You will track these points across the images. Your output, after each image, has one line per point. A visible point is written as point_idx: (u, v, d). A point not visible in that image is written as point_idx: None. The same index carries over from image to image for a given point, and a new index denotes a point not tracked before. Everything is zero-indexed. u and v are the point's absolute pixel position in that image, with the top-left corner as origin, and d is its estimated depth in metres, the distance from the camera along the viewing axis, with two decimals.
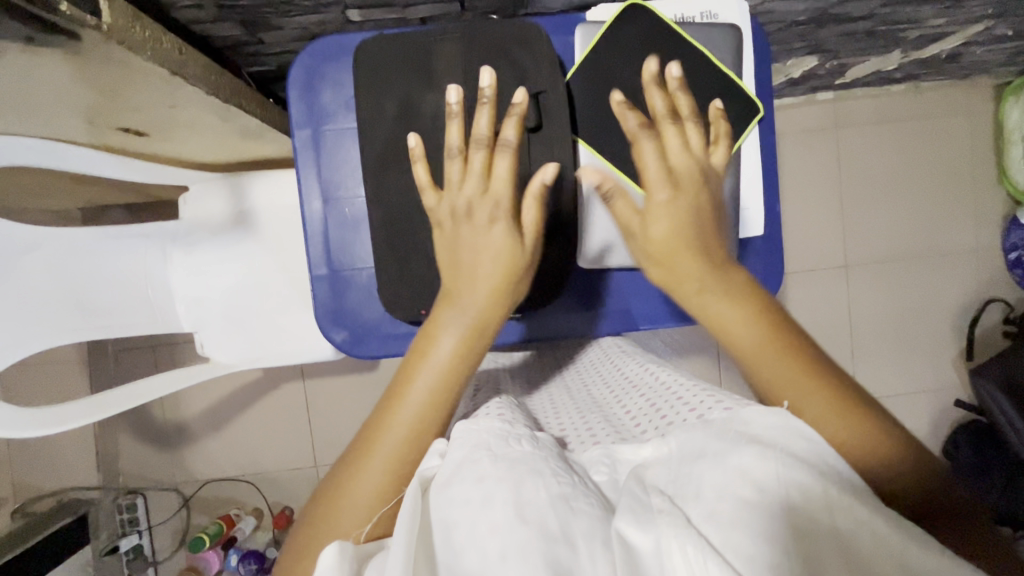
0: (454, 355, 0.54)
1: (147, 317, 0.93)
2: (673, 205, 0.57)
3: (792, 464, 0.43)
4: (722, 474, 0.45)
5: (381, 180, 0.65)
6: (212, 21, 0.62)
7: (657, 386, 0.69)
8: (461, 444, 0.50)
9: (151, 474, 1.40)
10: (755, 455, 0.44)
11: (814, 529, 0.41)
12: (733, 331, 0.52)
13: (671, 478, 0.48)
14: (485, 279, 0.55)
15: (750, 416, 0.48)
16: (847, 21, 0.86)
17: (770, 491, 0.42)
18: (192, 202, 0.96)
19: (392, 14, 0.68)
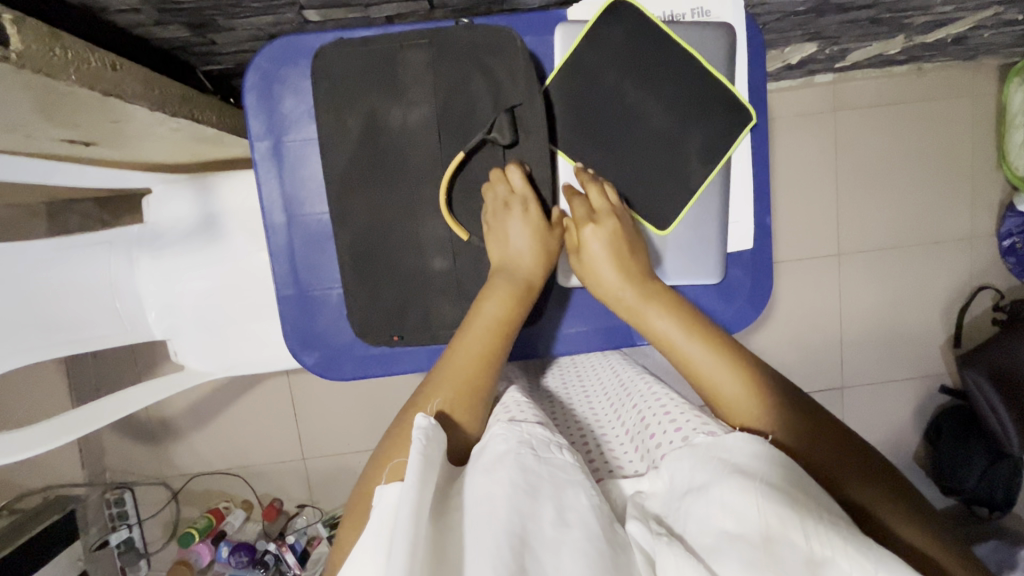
0: (504, 308, 0.59)
1: (118, 327, 0.90)
2: (600, 231, 0.61)
3: (772, 497, 0.42)
4: (706, 507, 0.44)
5: (350, 200, 0.62)
6: (154, 24, 0.57)
7: (648, 395, 0.64)
8: (505, 438, 0.49)
9: (138, 469, 1.39)
10: (734, 487, 0.43)
11: (793, 549, 0.39)
12: (673, 342, 0.57)
13: (667, 511, 0.48)
14: (524, 249, 0.61)
15: (733, 443, 0.47)
16: (850, 9, 0.80)
17: (750, 523, 0.41)
18: (157, 205, 0.93)
19: (354, 14, 0.62)
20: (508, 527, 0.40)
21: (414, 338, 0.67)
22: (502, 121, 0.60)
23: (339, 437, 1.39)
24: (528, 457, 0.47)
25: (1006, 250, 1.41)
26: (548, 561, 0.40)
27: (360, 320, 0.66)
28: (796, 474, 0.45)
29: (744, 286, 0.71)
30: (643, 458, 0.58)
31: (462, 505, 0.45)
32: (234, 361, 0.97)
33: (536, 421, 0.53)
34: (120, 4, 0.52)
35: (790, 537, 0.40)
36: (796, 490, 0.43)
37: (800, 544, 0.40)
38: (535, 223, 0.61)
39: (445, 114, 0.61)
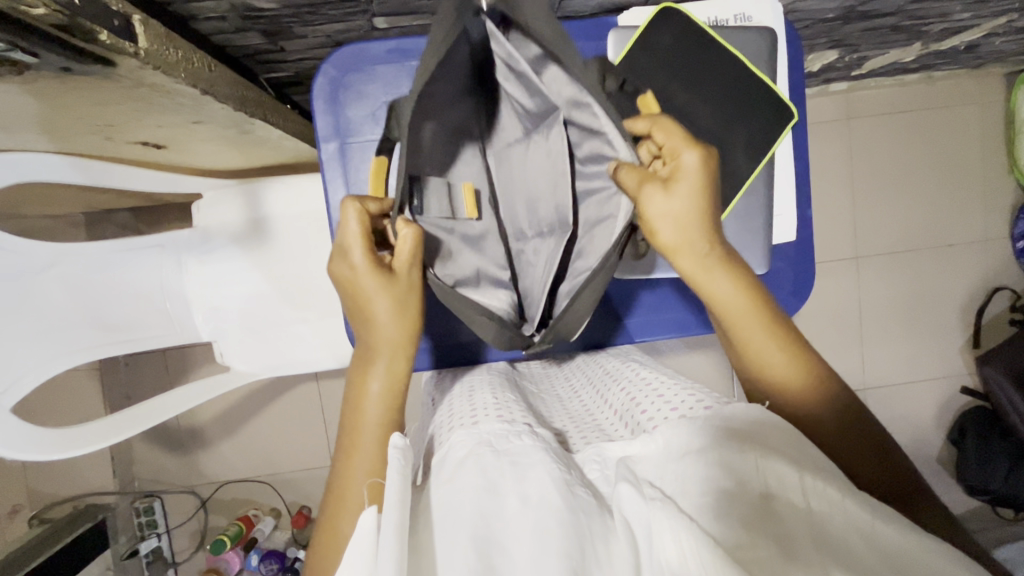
0: (385, 381, 0.57)
1: (166, 327, 0.93)
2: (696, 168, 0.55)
3: (770, 457, 0.45)
4: (701, 469, 0.46)
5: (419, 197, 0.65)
6: (236, 30, 0.60)
7: (636, 380, 0.68)
8: (463, 445, 0.52)
9: (166, 477, 1.39)
10: (735, 451, 0.46)
11: (788, 504, 0.42)
12: (722, 304, 0.57)
13: (659, 473, 0.49)
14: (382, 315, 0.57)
15: (732, 413, 0.51)
16: (873, 17, 0.84)
17: (750, 483, 0.44)
18: (206, 209, 0.95)
19: (418, 21, 0.66)
20: (472, 528, 0.43)
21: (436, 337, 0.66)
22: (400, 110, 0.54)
23: None
24: (488, 454, 0.51)
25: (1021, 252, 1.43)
26: (510, 543, 0.43)
27: None
28: (798, 438, 0.48)
29: (788, 278, 0.74)
30: (631, 428, 0.62)
31: (436, 511, 0.48)
32: (278, 363, 0.98)
33: (495, 420, 0.56)
34: (210, 11, 0.55)
35: (790, 496, 0.43)
36: (803, 456, 0.46)
37: (799, 503, 0.42)
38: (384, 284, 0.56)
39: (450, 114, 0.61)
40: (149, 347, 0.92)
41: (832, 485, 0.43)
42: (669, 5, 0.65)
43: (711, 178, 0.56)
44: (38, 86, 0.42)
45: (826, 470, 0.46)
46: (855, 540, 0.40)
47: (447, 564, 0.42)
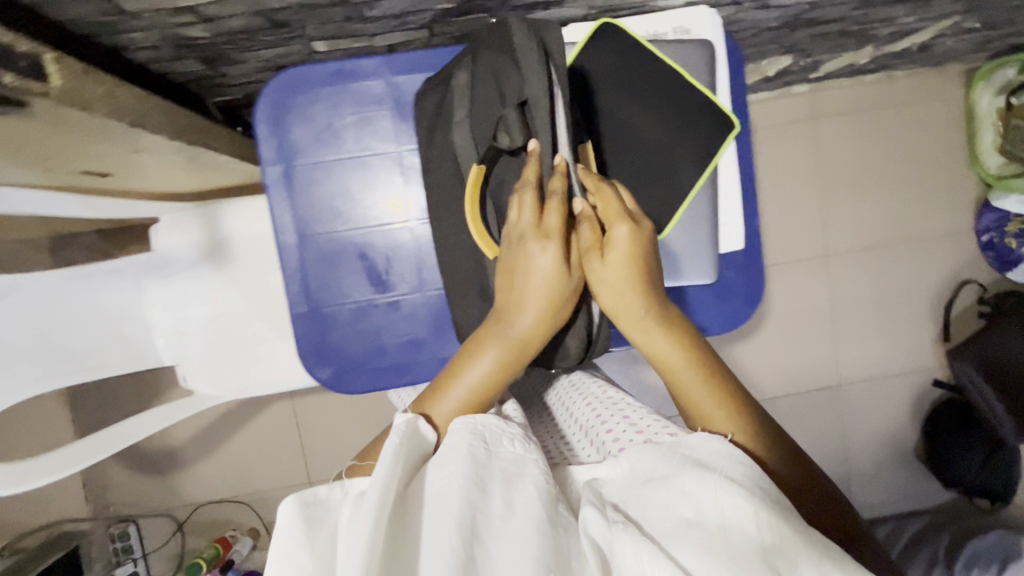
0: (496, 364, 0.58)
1: (126, 354, 0.90)
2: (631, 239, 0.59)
3: (730, 488, 0.45)
4: (667, 497, 0.47)
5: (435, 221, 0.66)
6: (172, 58, 0.60)
7: (602, 397, 0.70)
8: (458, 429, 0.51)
9: (142, 500, 1.38)
10: (696, 479, 0.47)
11: (745, 538, 0.43)
12: (663, 360, 0.60)
13: (624, 498, 0.50)
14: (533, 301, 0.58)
15: (695, 442, 0.51)
16: (821, 23, 0.85)
17: (708, 513, 0.45)
18: (164, 232, 0.94)
19: (359, 43, 0.65)
20: (459, 519, 0.43)
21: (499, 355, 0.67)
22: (512, 118, 0.56)
23: (345, 458, 1.40)
24: (481, 451, 0.49)
25: (985, 245, 1.45)
26: (494, 545, 0.43)
27: (373, 332, 0.69)
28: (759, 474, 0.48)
29: (740, 286, 0.74)
30: (597, 449, 0.62)
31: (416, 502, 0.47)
32: (242, 386, 0.97)
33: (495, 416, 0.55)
34: (142, 42, 0.55)
35: (742, 526, 0.43)
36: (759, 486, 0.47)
37: (751, 532, 0.43)
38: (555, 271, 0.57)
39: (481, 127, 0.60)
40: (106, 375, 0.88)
41: (784, 522, 0.43)
42: (608, 21, 0.66)
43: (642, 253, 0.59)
44: None
45: (780, 504, 0.46)
46: (806, 569, 0.42)
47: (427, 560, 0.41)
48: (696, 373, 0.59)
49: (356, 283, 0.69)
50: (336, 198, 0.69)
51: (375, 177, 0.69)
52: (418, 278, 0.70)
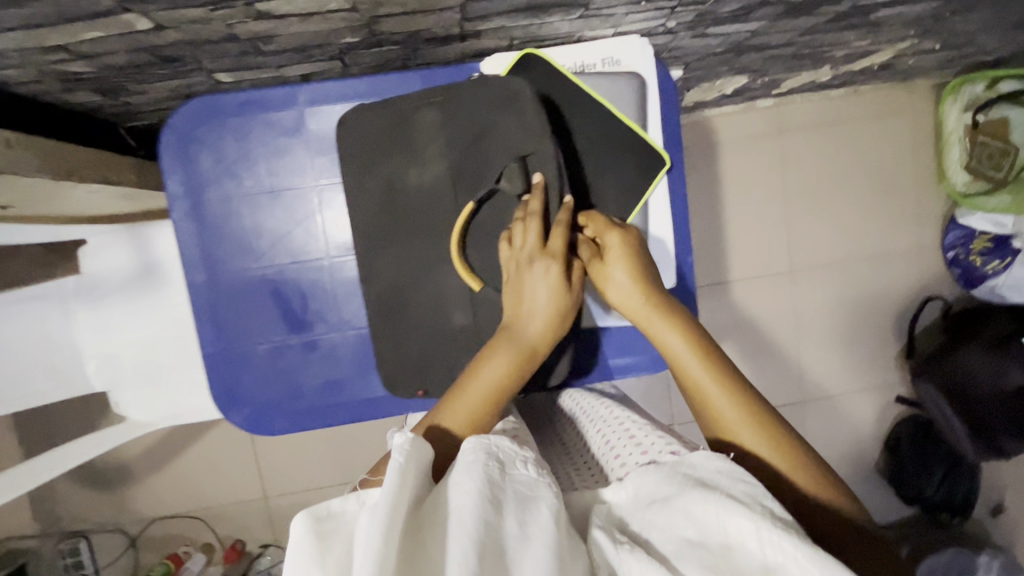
0: (504, 371, 0.55)
1: (52, 383, 0.87)
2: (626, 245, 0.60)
3: (733, 507, 0.45)
4: (671, 516, 0.48)
5: (372, 260, 0.64)
6: (62, 91, 0.57)
7: (610, 418, 0.67)
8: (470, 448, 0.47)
9: (93, 516, 1.36)
10: (699, 498, 0.47)
11: (749, 557, 0.44)
12: (685, 363, 0.57)
13: (637, 522, 0.50)
14: (541, 310, 0.57)
15: (696, 461, 0.50)
16: (768, 48, 0.82)
17: (713, 534, 0.46)
18: (90, 254, 0.90)
19: (265, 74, 0.62)
20: (470, 532, 0.41)
21: (437, 392, 0.66)
22: (512, 169, 0.59)
23: (300, 473, 1.38)
24: (493, 471, 0.46)
25: (950, 261, 1.43)
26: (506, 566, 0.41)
27: (290, 374, 0.67)
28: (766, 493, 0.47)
29: None
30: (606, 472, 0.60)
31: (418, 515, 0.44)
32: (176, 413, 0.95)
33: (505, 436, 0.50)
34: (19, 78, 0.52)
35: (747, 544, 0.44)
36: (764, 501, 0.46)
37: (754, 550, 0.44)
38: (559, 283, 0.56)
39: (461, 170, 0.61)
40: (29, 406, 0.85)
41: (789, 538, 0.43)
42: (532, 53, 0.63)
43: (639, 255, 0.61)
44: None
45: (789, 516, 0.45)
46: None
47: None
48: (719, 376, 0.55)
49: (271, 323, 0.67)
50: (248, 234, 0.66)
51: (291, 211, 0.66)
52: (337, 317, 0.67)
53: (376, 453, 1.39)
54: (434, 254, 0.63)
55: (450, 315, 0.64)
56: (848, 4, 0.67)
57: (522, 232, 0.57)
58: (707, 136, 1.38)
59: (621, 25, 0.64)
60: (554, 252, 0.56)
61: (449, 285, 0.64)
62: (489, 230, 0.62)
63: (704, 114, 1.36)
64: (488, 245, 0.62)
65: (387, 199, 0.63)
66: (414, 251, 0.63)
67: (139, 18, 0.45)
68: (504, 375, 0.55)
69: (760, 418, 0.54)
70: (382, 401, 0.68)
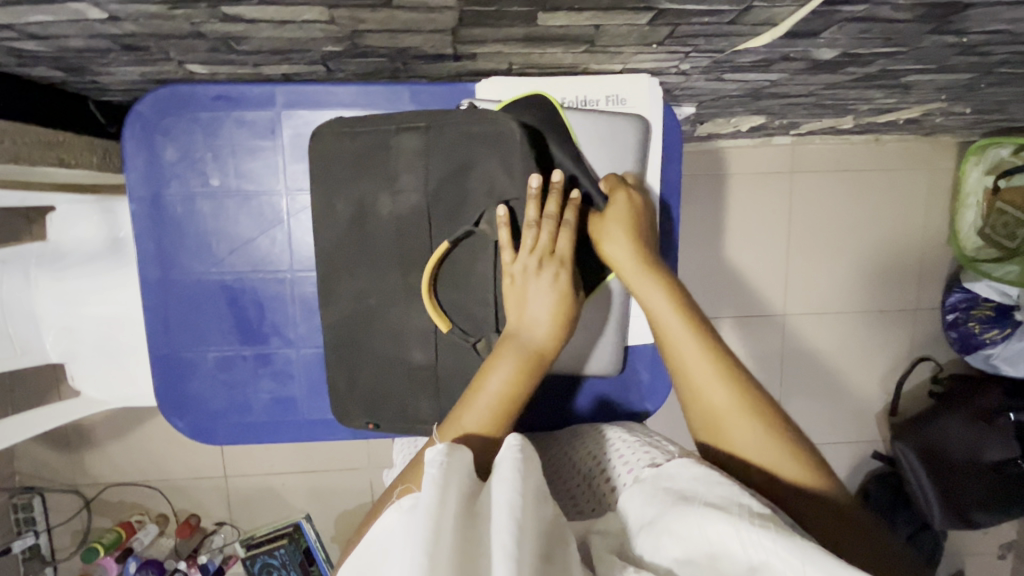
0: (510, 378, 0.53)
1: (5, 349, 0.84)
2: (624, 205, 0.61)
3: (710, 512, 0.47)
4: (660, 535, 0.49)
5: (331, 286, 0.62)
6: (19, 65, 0.53)
7: (601, 440, 0.67)
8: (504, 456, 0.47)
9: (50, 473, 1.34)
10: (679, 513, 0.48)
11: (736, 562, 0.44)
12: (675, 338, 0.57)
13: (635, 546, 0.51)
14: (544, 316, 0.56)
15: (674, 471, 0.53)
16: (788, 96, 0.77)
17: (698, 549, 0.46)
18: (59, 222, 0.87)
19: (242, 71, 0.57)
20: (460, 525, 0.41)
21: (387, 427, 0.65)
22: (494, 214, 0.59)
23: (262, 456, 1.37)
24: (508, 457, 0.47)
25: (949, 323, 1.39)
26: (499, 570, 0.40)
27: (241, 385, 0.65)
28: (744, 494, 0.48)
29: (644, 379, 0.77)
30: (599, 496, 0.60)
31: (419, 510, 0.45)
32: (135, 393, 0.93)
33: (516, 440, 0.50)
34: None
35: (731, 551, 0.45)
36: (742, 505, 0.47)
37: (739, 556, 0.44)
38: (564, 289, 0.57)
39: (435, 204, 0.59)
40: None
41: (765, 535, 0.43)
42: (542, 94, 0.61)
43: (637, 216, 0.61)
44: None
45: (767, 511, 0.46)
46: None
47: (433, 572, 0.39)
48: (705, 358, 0.56)
49: (224, 332, 0.64)
50: (209, 234, 0.62)
51: (258, 216, 0.62)
52: (294, 333, 0.64)
53: (340, 445, 1.37)
54: (402, 287, 0.61)
55: (408, 353, 0.62)
56: (877, 67, 0.62)
57: (531, 234, 0.56)
58: (717, 167, 1.33)
59: (630, 63, 0.59)
60: (563, 258, 0.57)
61: (413, 320, 0.62)
62: (466, 268, 0.60)
63: (718, 144, 1.32)
64: (461, 284, 0.61)
65: (355, 225, 0.60)
66: (379, 280, 0.61)
67: (91, 8, 0.40)
68: (508, 382, 0.53)
69: (752, 411, 0.55)
70: (332, 423, 0.66)
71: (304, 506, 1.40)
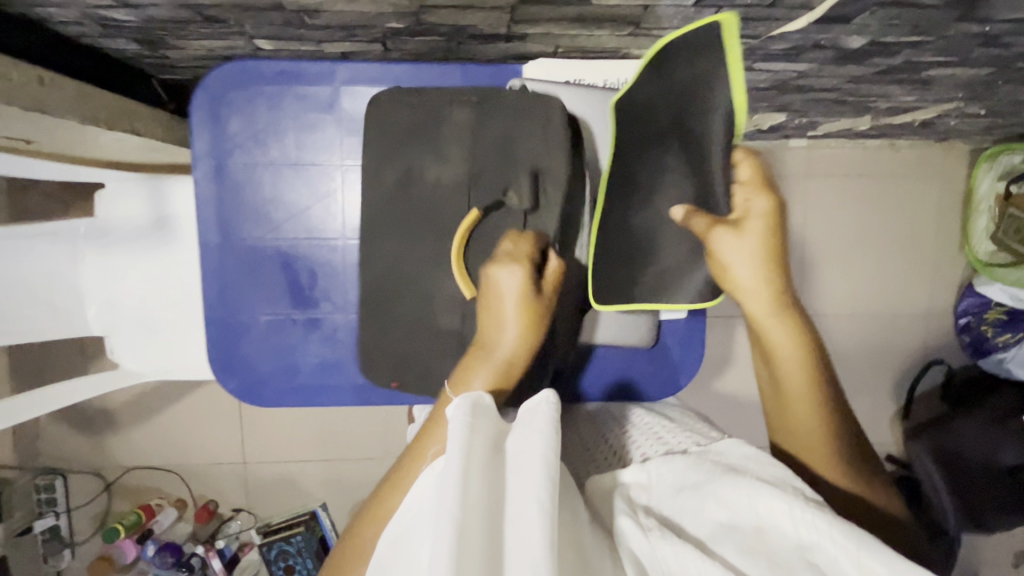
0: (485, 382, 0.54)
1: (52, 319, 0.87)
2: (765, 215, 0.56)
3: (761, 486, 0.50)
4: (702, 503, 0.51)
5: (371, 248, 0.63)
6: (101, 35, 0.57)
7: (638, 423, 0.69)
8: (524, 434, 0.48)
9: (73, 456, 1.36)
10: (730, 483, 0.51)
11: (783, 537, 0.47)
12: (774, 340, 0.60)
13: (665, 508, 0.53)
14: (508, 318, 0.57)
15: (725, 448, 0.57)
16: (812, 91, 0.81)
17: (744, 519, 0.49)
18: (107, 201, 0.90)
19: (305, 47, 0.61)
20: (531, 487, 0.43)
21: (411, 387, 0.67)
22: (523, 185, 0.61)
23: (281, 443, 1.39)
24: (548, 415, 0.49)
25: (961, 327, 1.42)
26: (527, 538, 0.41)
27: (291, 348, 0.68)
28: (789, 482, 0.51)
29: (676, 354, 0.82)
30: (620, 458, 0.63)
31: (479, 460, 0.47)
32: (172, 367, 0.96)
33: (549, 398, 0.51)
34: (63, 17, 0.52)
35: (778, 526, 0.47)
36: (795, 489, 0.49)
37: (788, 533, 0.46)
38: (523, 291, 0.57)
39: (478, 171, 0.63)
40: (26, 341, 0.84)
41: (819, 514, 0.46)
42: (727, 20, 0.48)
43: (777, 224, 0.57)
44: None
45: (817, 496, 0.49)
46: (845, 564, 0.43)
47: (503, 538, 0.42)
48: (797, 358, 0.59)
49: (277, 296, 0.67)
50: (266, 204, 0.66)
51: (314, 186, 0.66)
52: (343, 299, 0.67)
53: (359, 434, 1.39)
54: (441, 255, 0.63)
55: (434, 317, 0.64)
56: (901, 58, 0.66)
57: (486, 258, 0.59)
58: None
59: None
60: (517, 258, 0.58)
61: (442, 286, 0.64)
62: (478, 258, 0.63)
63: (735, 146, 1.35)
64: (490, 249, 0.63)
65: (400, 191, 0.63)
66: (417, 248, 0.64)
67: None
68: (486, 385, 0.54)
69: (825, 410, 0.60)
70: (375, 388, 0.69)
71: (321, 495, 1.41)
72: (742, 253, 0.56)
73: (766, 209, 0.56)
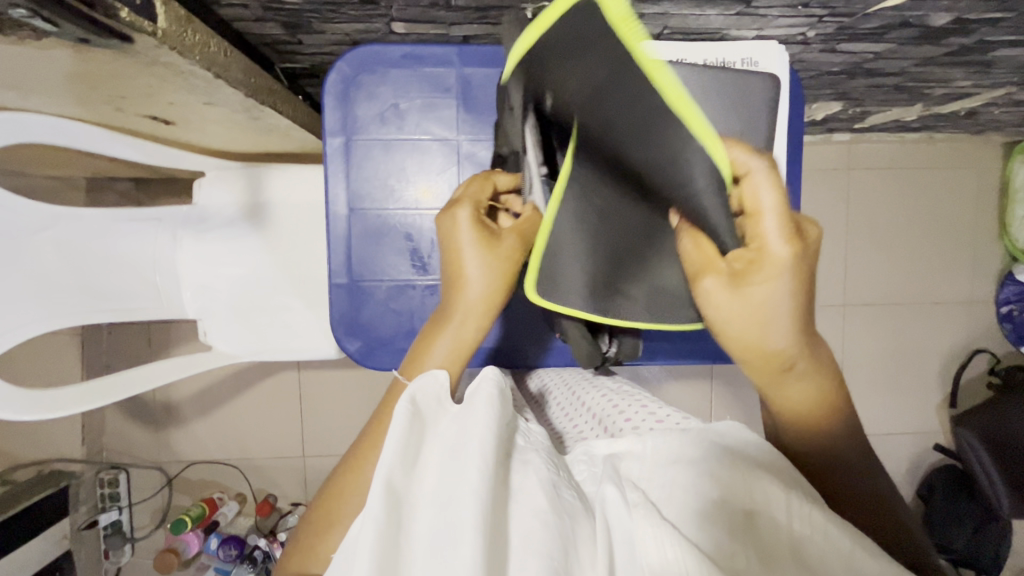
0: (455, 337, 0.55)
1: (154, 301, 0.92)
2: (791, 270, 0.45)
3: (757, 471, 0.45)
4: (693, 478, 0.46)
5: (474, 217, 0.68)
6: (256, 19, 0.63)
7: (623, 394, 0.71)
8: (456, 423, 0.45)
9: (136, 450, 1.38)
10: (725, 461, 0.46)
11: (775, 527, 0.42)
12: (786, 399, 0.51)
13: (648, 476, 0.49)
14: (475, 270, 0.55)
15: (722, 428, 0.51)
16: (879, 75, 0.86)
17: (735, 494, 0.44)
18: (206, 189, 0.95)
19: (435, 29, 0.69)
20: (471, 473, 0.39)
21: None
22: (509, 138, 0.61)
23: (339, 437, 1.41)
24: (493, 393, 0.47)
25: (1004, 316, 1.46)
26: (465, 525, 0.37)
27: (409, 309, 0.75)
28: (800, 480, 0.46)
29: None
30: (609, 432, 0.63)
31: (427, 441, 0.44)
32: (261, 349, 0.98)
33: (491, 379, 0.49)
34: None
35: (774, 515, 0.43)
36: (792, 480, 0.46)
37: (781, 522, 0.42)
38: (483, 240, 0.56)
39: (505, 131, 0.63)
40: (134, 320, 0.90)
41: (819, 510, 0.42)
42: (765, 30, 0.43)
43: (802, 275, 0.46)
44: (63, 43, 0.46)
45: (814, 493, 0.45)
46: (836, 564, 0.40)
47: (438, 533, 0.38)
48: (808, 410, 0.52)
49: (397, 262, 0.75)
50: (390, 177, 0.74)
51: (431, 162, 0.74)
52: None
53: None
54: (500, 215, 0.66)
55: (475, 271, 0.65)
56: (974, 37, 0.71)
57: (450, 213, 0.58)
58: None
59: (765, 28, 0.70)
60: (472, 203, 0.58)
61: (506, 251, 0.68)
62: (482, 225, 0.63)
63: None
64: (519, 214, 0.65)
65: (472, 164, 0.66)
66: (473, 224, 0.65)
67: None
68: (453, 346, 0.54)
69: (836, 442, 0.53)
70: None
71: None
72: (740, 319, 0.47)
73: (789, 256, 0.45)
